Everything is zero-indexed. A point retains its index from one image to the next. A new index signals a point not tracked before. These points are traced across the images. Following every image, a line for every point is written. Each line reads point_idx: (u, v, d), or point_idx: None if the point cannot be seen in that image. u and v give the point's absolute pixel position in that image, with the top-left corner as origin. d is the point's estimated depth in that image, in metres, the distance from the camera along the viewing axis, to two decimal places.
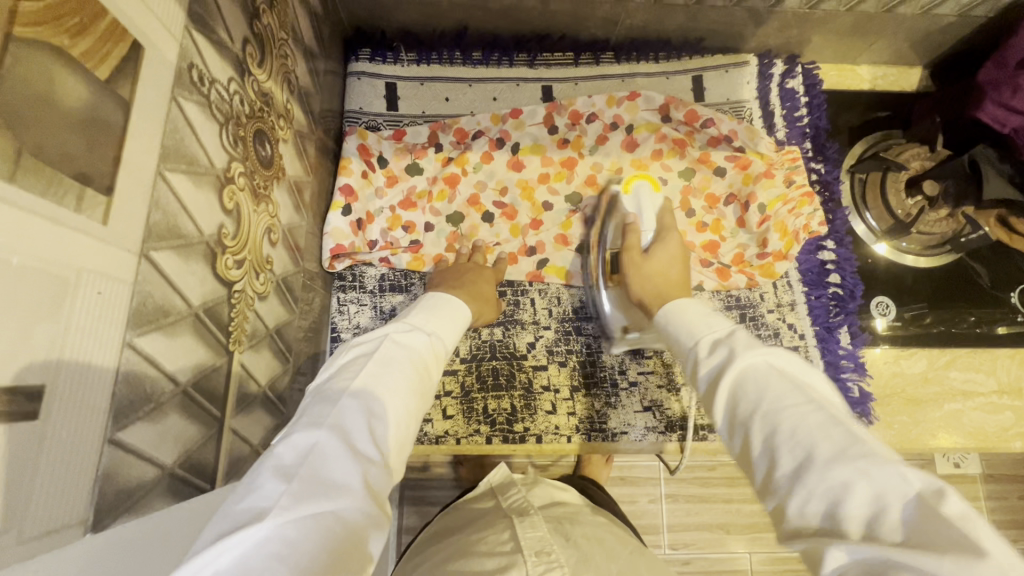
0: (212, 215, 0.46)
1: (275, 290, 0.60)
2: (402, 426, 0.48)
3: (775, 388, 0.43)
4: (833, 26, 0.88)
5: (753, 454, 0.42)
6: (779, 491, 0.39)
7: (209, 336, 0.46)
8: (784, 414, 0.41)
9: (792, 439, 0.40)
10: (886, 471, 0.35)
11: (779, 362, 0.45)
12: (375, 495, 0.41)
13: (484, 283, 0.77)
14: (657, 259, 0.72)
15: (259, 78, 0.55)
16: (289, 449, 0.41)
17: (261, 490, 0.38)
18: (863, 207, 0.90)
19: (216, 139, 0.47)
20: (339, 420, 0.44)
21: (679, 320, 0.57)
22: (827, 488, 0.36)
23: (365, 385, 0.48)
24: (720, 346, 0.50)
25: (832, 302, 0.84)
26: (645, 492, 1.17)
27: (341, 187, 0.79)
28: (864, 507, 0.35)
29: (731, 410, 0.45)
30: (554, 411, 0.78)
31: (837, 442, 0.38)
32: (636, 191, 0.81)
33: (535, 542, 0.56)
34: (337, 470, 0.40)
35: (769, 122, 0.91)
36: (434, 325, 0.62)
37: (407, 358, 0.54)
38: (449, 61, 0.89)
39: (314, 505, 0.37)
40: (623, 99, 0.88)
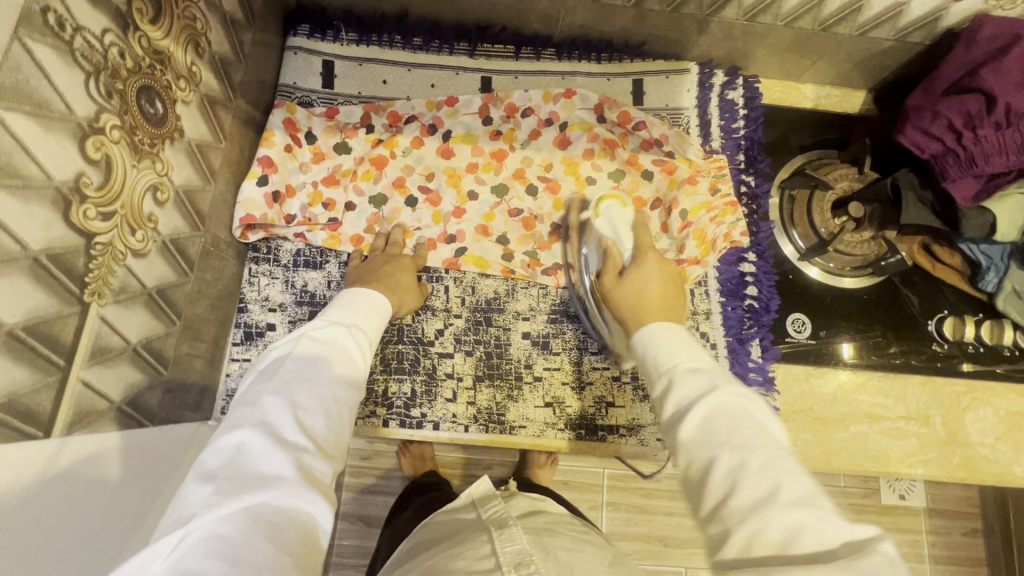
0: (68, 162, 0.46)
1: (158, 249, 0.60)
2: (332, 412, 0.54)
3: (749, 429, 0.46)
4: (773, 40, 0.88)
5: (711, 481, 0.45)
6: (730, 521, 0.42)
7: (53, 283, 0.46)
8: (756, 452, 0.44)
9: (760, 475, 0.43)
10: (838, 521, 0.40)
11: (751, 406, 0.49)
12: (310, 479, 0.48)
13: (402, 272, 0.78)
14: (635, 280, 0.70)
15: (149, 34, 0.55)
16: (216, 454, 0.48)
17: (192, 494, 0.45)
18: (791, 225, 0.90)
19: (80, 88, 0.47)
20: (262, 418, 0.50)
21: (656, 341, 0.57)
22: (784, 525, 0.40)
23: (285, 381, 0.54)
24: (698, 373, 0.52)
25: (747, 313, 0.84)
26: (587, 499, 1.17)
27: (261, 158, 0.79)
28: (815, 545, 0.38)
29: (699, 435, 0.47)
30: (454, 400, 0.78)
31: (800, 486, 0.42)
32: (605, 212, 0.79)
33: (514, 558, 0.54)
34: (264, 463, 0.47)
35: (705, 131, 0.92)
36: (356, 317, 0.66)
37: (325, 350, 0.59)
38: (389, 44, 0.89)
39: (244, 499, 0.44)
40: (560, 96, 0.88)
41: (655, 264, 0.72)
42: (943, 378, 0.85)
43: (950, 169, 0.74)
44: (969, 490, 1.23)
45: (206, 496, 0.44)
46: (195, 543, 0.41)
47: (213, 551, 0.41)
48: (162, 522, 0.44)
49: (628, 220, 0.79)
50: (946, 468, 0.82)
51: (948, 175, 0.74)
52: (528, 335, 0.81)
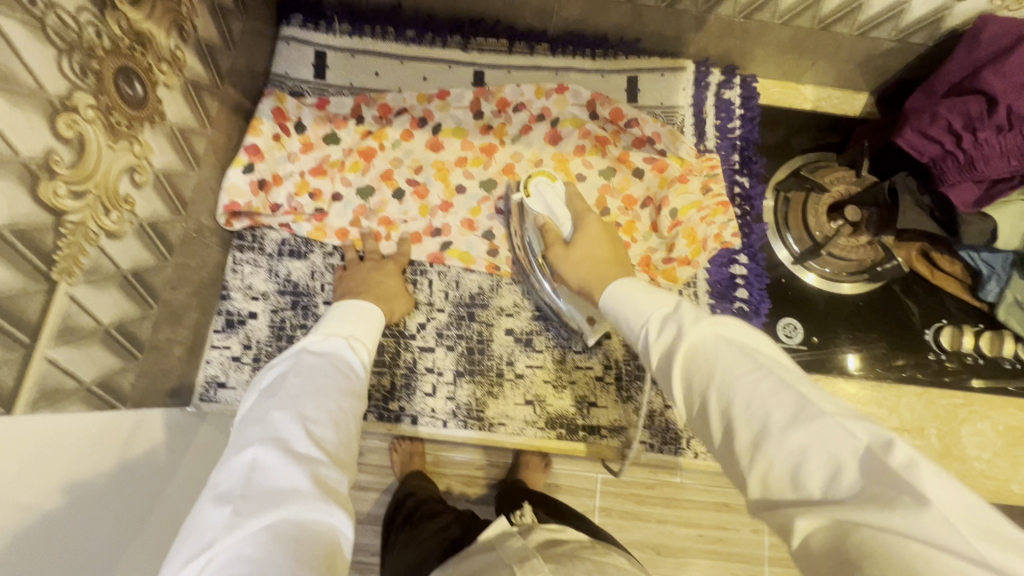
0: (37, 138, 0.46)
1: (135, 231, 0.60)
2: (341, 422, 0.52)
3: (725, 360, 0.45)
4: (771, 39, 0.86)
5: (714, 426, 0.44)
6: (740, 466, 0.41)
7: (18, 259, 0.46)
8: (736, 385, 0.43)
9: (748, 410, 0.41)
10: (836, 428, 0.38)
11: (725, 333, 0.47)
12: (329, 489, 0.47)
13: (389, 277, 0.77)
14: (581, 247, 0.71)
15: (129, 16, 0.55)
16: (228, 476, 0.46)
17: (209, 519, 0.42)
18: (785, 228, 0.87)
19: (52, 64, 0.47)
20: (272, 433, 0.48)
21: (622, 299, 0.58)
22: (787, 453, 0.38)
23: (290, 397, 0.52)
24: (667, 323, 0.51)
25: (736, 316, 0.82)
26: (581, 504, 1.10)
27: (247, 146, 0.79)
28: (822, 467, 0.37)
29: (686, 385, 0.48)
30: (434, 395, 0.77)
31: (791, 405, 0.40)
32: (536, 189, 0.77)
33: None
34: (280, 478, 0.45)
35: (700, 130, 0.90)
36: (353, 325, 0.64)
37: (327, 363, 0.57)
38: (382, 36, 0.89)
39: (265, 516, 0.42)
40: (552, 91, 0.86)
41: (597, 224, 0.74)
42: (939, 390, 0.83)
43: (949, 172, 0.71)
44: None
45: (225, 519, 0.42)
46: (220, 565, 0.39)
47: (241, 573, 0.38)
48: (179, 551, 0.41)
49: (560, 195, 0.78)
50: None
51: (947, 179, 0.72)
52: (511, 331, 0.80)
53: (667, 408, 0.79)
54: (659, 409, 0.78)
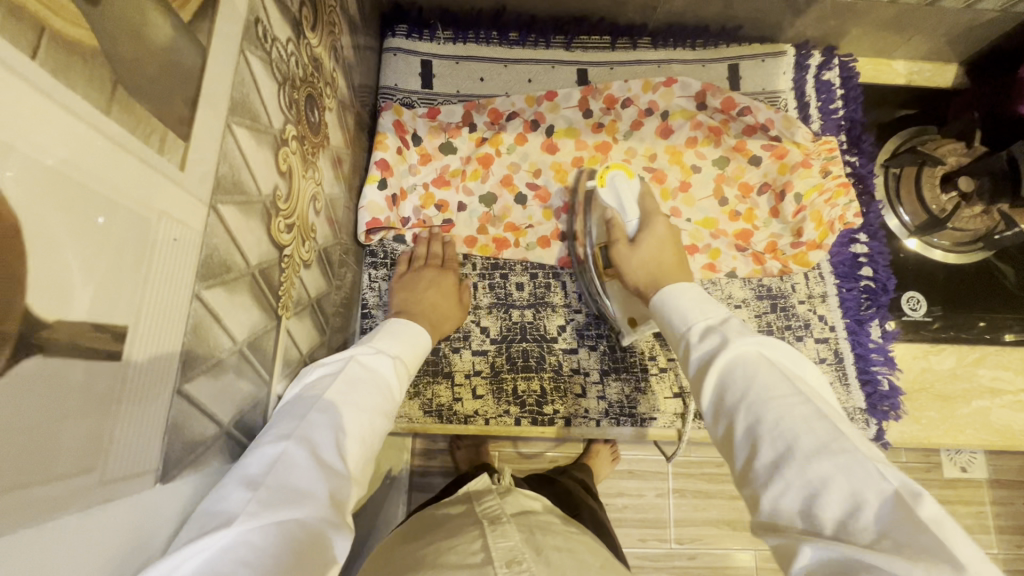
0: (269, 175, 0.46)
1: (317, 259, 0.60)
2: (366, 442, 0.48)
3: (767, 379, 0.47)
4: (874, 18, 0.87)
5: (736, 438, 0.47)
6: (756, 481, 0.43)
7: (263, 298, 0.46)
8: (770, 406, 0.45)
9: (776, 430, 0.44)
10: (865, 466, 0.39)
11: (772, 357, 0.49)
12: (342, 509, 0.41)
13: (438, 294, 0.75)
14: (645, 250, 0.71)
15: (311, 42, 0.54)
16: (256, 460, 0.40)
17: (225, 500, 0.37)
18: (897, 202, 0.90)
19: (276, 98, 0.46)
20: (307, 433, 0.43)
21: (674, 303, 0.59)
22: (806, 479, 0.40)
23: (333, 400, 0.47)
24: (711, 335, 0.54)
25: (864, 294, 0.84)
26: (653, 487, 1.17)
27: (377, 162, 0.80)
28: (840, 501, 0.38)
29: (719, 397, 0.50)
30: (584, 395, 0.78)
31: (822, 434, 0.42)
32: (611, 181, 0.76)
33: (505, 553, 0.52)
34: (307, 479, 0.40)
35: (804, 113, 0.91)
36: (402, 346, 0.60)
37: (372, 377, 0.53)
38: (486, 41, 0.88)
39: (277, 514, 0.36)
40: (659, 85, 0.86)
41: (664, 226, 0.74)
42: None
43: None
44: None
45: (243, 503, 0.36)
46: (226, 552, 0.33)
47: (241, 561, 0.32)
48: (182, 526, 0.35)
49: (636, 194, 0.77)
50: None
51: None
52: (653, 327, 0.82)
53: None
54: None
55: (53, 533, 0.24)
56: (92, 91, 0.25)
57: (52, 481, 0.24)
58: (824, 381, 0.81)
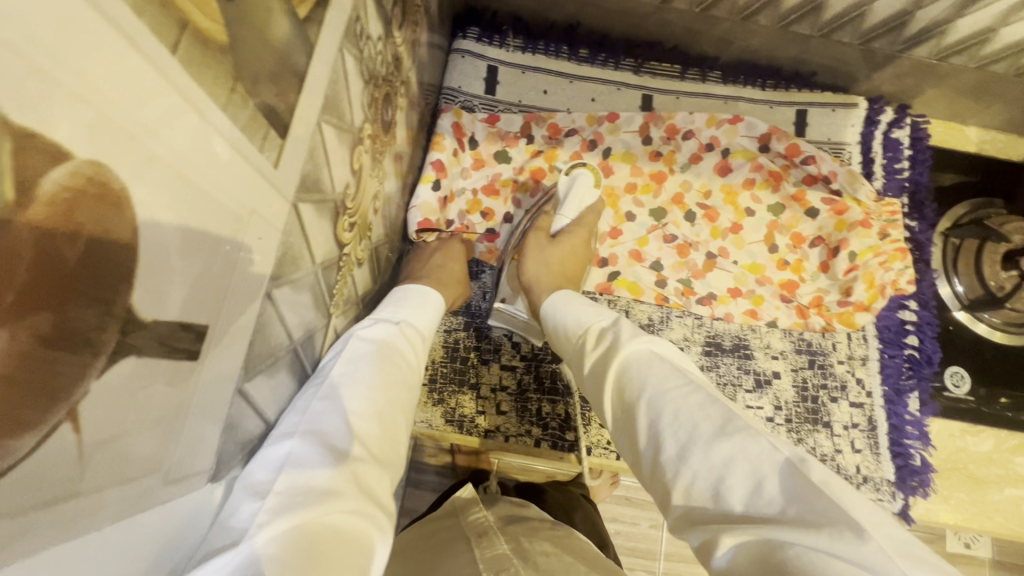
0: (343, 173, 0.45)
1: (369, 258, 0.59)
2: (387, 417, 0.44)
3: (658, 373, 0.45)
4: (954, 82, 0.85)
5: (640, 439, 0.44)
6: (665, 476, 0.40)
7: (321, 298, 0.45)
8: (665, 397, 0.43)
9: (676, 421, 0.41)
10: (760, 443, 0.38)
11: (661, 350, 0.48)
12: (374, 497, 0.38)
13: (453, 261, 0.74)
14: (560, 248, 0.74)
15: (396, 39, 0.54)
16: (262, 465, 0.36)
17: (236, 515, 0.33)
18: (954, 272, 0.86)
19: (359, 96, 0.45)
20: (313, 425, 0.39)
21: (568, 311, 0.60)
22: (710, 465, 0.38)
23: (337, 385, 0.43)
24: (604, 335, 0.52)
25: (907, 364, 0.81)
26: (648, 517, 1.16)
27: (433, 162, 0.78)
28: (745, 481, 0.36)
29: (620, 401, 0.47)
30: (609, 426, 0.77)
31: (717, 417, 0.40)
32: (576, 174, 0.79)
33: (493, 563, 0.52)
34: (320, 471, 0.36)
35: (868, 169, 0.88)
36: (408, 314, 0.58)
37: (378, 350, 0.49)
38: (555, 54, 0.87)
39: (297, 515, 0.33)
40: (724, 121, 0.85)
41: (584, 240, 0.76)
42: None
43: None
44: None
45: (254, 514, 0.32)
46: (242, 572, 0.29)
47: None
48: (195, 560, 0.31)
49: (587, 200, 0.78)
50: None
51: None
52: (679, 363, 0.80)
53: (838, 452, 0.78)
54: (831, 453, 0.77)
55: (114, 531, 0.23)
56: (214, 84, 0.24)
57: (121, 483, 0.23)
58: (854, 447, 0.79)
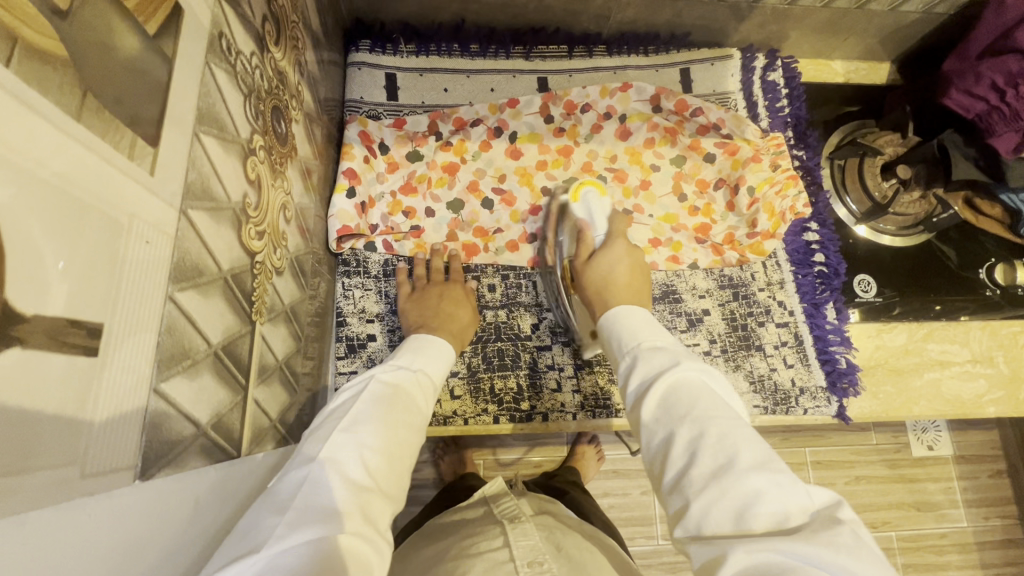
0: (238, 183, 0.47)
1: (289, 267, 0.61)
2: (395, 454, 0.48)
3: (705, 399, 0.49)
4: (810, 22, 0.93)
5: (673, 453, 0.47)
6: (688, 491, 0.43)
7: (236, 303, 0.47)
8: (711, 421, 0.46)
9: (717, 444, 0.45)
10: (793, 484, 0.42)
11: (709, 381, 0.52)
12: (375, 526, 0.42)
13: (460, 308, 0.78)
14: (604, 263, 0.75)
15: (275, 55, 0.56)
16: (284, 486, 0.42)
17: (258, 526, 0.38)
18: (844, 191, 0.96)
19: (242, 110, 0.48)
20: (330, 455, 0.44)
21: (624, 326, 0.62)
22: (741, 490, 0.41)
23: (355, 420, 0.48)
24: (660, 353, 0.56)
25: (819, 279, 0.88)
26: (638, 485, 1.20)
27: (345, 171, 0.81)
28: (771, 513, 0.40)
29: (661, 411, 0.50)
30: (560, 389, 0.81)
31: (758, 453, 0.44)
32: (584, 197, 0.84)
33: (529, 552, 0.56)
34: (334, 496, 0.41)
35: (753, 112, 0.96)
36: (423, 361, 0.62)
37: (397, 394, 0.54)
38: (448, 53, 0.91)
39: (308, 532, 0.38)
40: (616, 90, 0.90)
41: (625, 249, 0.77)
42: (1000, 320, 0.91)
43: (997, 125, 0.79)
44: (991, 433, 1.34)
45: (273, 527, 0.38)
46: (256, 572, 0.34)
47: None
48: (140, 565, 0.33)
49: (607, 212, 0.83)
50: (1013, 405, 0.87)
51: (996, 130, 0.79)
52: None
53: (773, 371, 0.84)
54: (766, 373, 0.84)
55: (33, 527, 0.25)
56: (62, 97, 0.26)
57: (30, 473, 0.25)
58: (786, 363, 0.85)
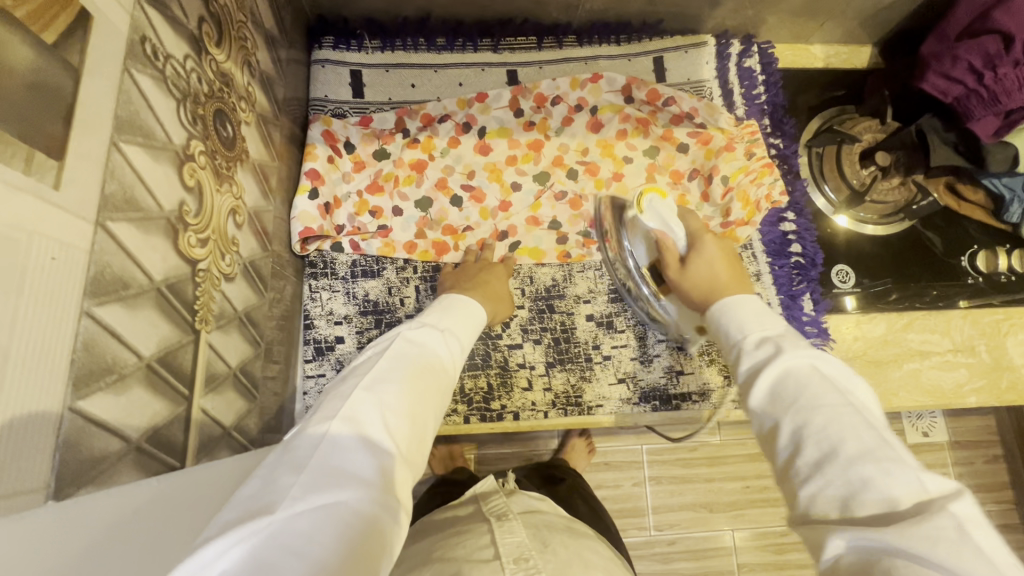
0: (172, 190, 0.46)
1: (241, 272, 0.60)
2: (416, 420, 0.48)
3: (816, 388, 0.47)
4: (785, 6, 0.90)
5: (782, 439, 0.46)
6: (797, 477, 0.43)
7: (172, 312, 0.46)
8: (817, 411, 0.45)
9: (821, 433, 0.43)
10: (908, 472, 0.38)
11: (825, 368, 0.49)
12: (397, 492, 0.41)
13: (496, 279, 0.78)
14: (696, 270, 0.69)
15: (217, 57, 0.55)
16: (303, 443, 0.41)
17: (272, 483, 0.37)
18: (822, 180, 0.95)
19: (174, 116, 0.47)
20: (352, 415, 0.44)
21: (732, 312, 0.60)
22: (848, 478, 0.40)
23: (377, 381, 0.48)
24: (767, 342, 0.54)
25: (795, 270, 0.87)
26: (629, 477, 1.20)
27: (307, 172, 0.80)
28: (878, 501, 0.38)
29: (769, 396, 0.49)
30: (531, 388, 0.80)
31: (869, 441, 0.41)
32: (649, 205, 0.73)
33: (513, 550, 0.56)
34: (353, 458, 0.40)
35: (728, 100, 0.94)
36: (445, 324, 0.62)
37: (418, 356, 0.54)
38: (414, 47, 0.89)
39: (326, 492, 0.36)
40: (586, 81, 0.89)
41: (716, 248, 0.70)
42: (981, 309, 0.89)
43: (975, 109, 0.77)
44: (987, 418, 1.32)
45: (288, 486, 0.36)
46: (267, 535, 0.33)
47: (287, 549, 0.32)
48: None
49: (675, 210, 0.74)
50: (995, 393, 0.86)
51: (973, 115, 0.77)
52: (592, 317, 0.83)
53: None
54: None
55: None
56: None
57: None
58: None
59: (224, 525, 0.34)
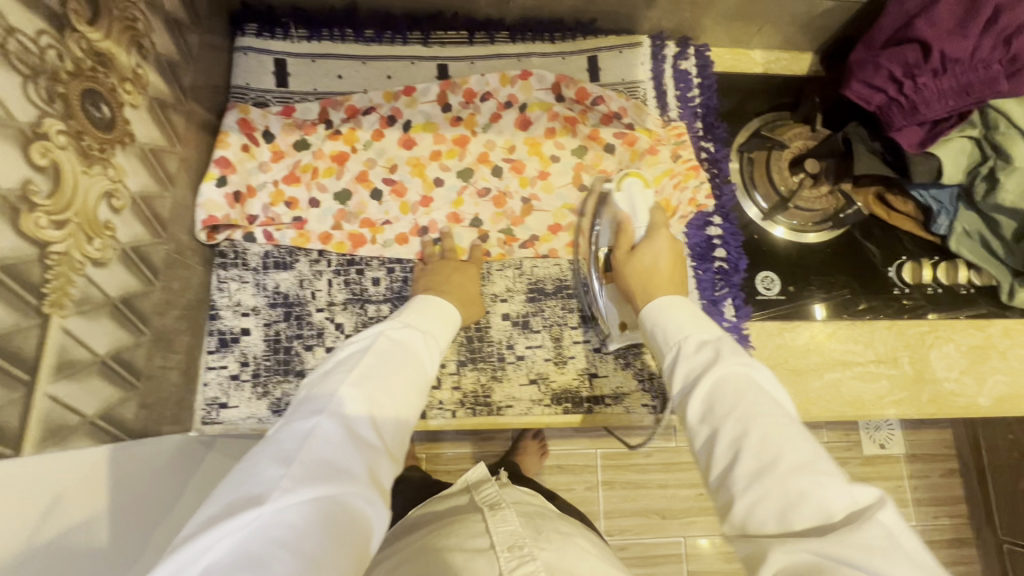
0: (12, 168, 0.44)
1: (119, 258, 0.58)
2: (398, 415, 0.55)
3: (757, 404, 0.51)
4: (720, 9, 0.89)
5: (720, 453, 0.50)
6: (733, 490, 0.47)
7: (7, 294, 0.44)
8: (757, 422, 0.50)
9: (760, 449, 0.48)
10: (839, 487, 0.43)
11: (760, 384, 0.54)
12: (378, 484, 0.49)
13: (469, 278, 0.79)
14: (650, 252, 0.76)
15: (88, 36, 0.53)
16: (293, 435, 0.48)
17: (264, 474, 0.45)
18: (752, 187, 0.93)
19: (20, 92, 0.45)
20: (338, 410, 0.51)
21: (681, 324, 0.63)
22: (785, 491, 0.44)
23: (362, 376, 0.55)
24: (710, 351, 0.58)
25: (718, 275, 0.87)
26: (583, 481, 1.18)
27: (216, 160, 0.79)
28: (813, 513, 0.43)
29: (711, 412, 0.53)
30: (439, 386, 0.79)
31: (804, 455, 0.47)
32: (628, 187, 0.81)
33: (508, 538, 0.55)
34: (338, 452, 0.48)
35: (662, 103, 0.93)
36: (423, 320, 0.67)
37: (401, 351, 0.60)
38: (342, 38, 0.88)
39: (311, 488, 0.44)
40: (516, 78, 0.88)
41: (666, 242, 0.77)
42: (908, 321, 0.88)
43: (896, 120, 0.77)
44: (945, 432, 1.32)
45: (278, 479, 0.44)
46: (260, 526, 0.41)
47: (279, 540, 0.41)
48: None
49: (649, 202, 0.81)
50: (915, 406, 0.85)
51: (895, 126, 0.78)
52: (507, 316, 0.82)
53: None
54: (656, 371, 0.81)
55: None
56: None
57: None
58: None
59: (212, 517, 0.42)
